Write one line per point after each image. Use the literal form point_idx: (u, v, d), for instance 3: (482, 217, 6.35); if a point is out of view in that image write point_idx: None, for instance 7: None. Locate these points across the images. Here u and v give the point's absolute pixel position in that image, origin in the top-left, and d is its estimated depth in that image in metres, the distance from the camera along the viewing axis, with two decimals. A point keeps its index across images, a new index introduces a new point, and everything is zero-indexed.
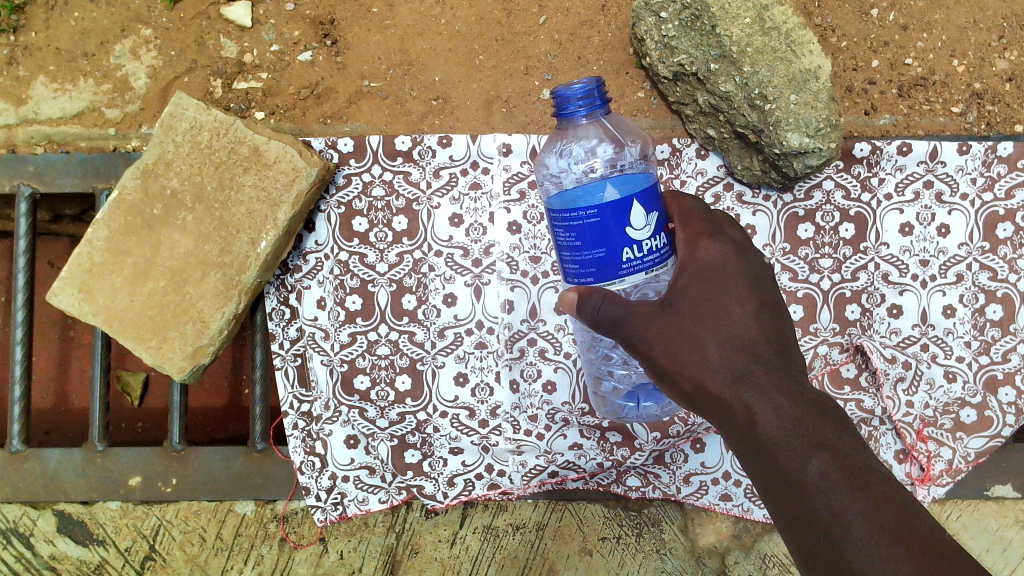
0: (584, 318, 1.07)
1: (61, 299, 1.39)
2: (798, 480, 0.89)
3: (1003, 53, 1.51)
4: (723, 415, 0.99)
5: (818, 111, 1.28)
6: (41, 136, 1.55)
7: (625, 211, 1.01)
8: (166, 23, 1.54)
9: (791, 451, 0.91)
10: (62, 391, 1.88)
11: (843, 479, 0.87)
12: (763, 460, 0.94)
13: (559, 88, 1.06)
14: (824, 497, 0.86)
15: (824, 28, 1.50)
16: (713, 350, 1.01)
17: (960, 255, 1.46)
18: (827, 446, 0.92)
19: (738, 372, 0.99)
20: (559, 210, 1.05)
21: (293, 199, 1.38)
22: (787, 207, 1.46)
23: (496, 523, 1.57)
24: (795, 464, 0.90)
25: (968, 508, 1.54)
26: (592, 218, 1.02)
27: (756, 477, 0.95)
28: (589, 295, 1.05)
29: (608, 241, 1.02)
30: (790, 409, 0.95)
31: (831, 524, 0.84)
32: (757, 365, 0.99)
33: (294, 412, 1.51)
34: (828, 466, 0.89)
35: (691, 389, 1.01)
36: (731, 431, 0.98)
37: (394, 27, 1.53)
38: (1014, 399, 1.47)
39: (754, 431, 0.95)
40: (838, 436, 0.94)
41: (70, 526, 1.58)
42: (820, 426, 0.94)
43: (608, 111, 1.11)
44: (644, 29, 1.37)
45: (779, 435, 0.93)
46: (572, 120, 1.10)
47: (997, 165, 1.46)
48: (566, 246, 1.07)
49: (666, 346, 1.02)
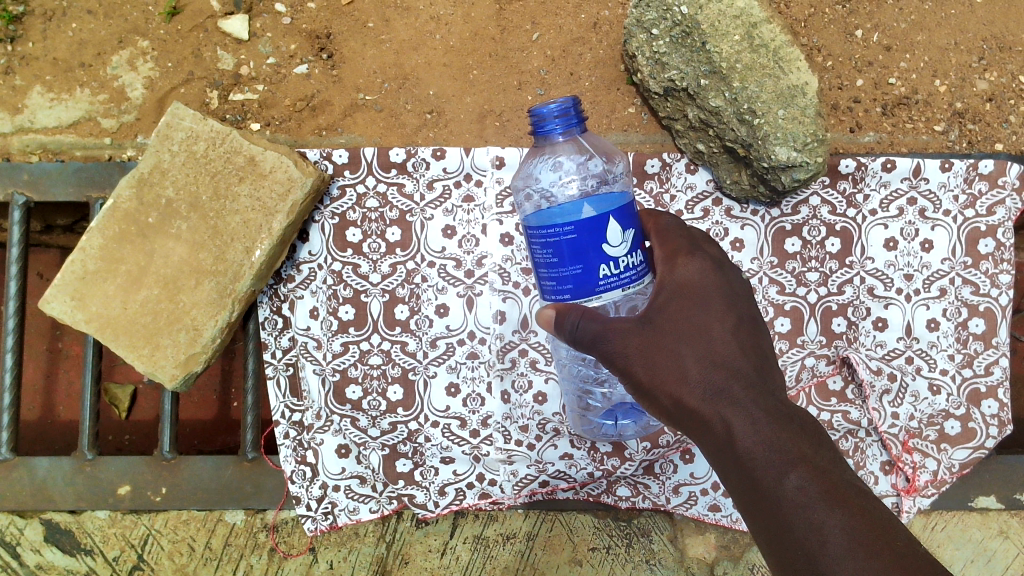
0: (563, 336, 1.08)
1: (53, 306, 1.40)
2: (776, 494, 0.90)
3: (983, 73, 1.55)
4: (702, 430, 0.99)
5: (806, 126, 1.31)
6: (37, 145, 1.57)
7: (602, 229, 1.03)
8: (163, 35, 1.56)
9: (769, 466, 0.92)
10: (50, 403, 1.87)
11: (821, 494, 0.88)
12: (741, 476, 0.94)
13: (536, 107, 1.08)
14: (801, 513, 0.88)
15: (810, 47, 1.54)
16: (692, 364, 1.02)
17: (943, 270, 1.49)
18: (804, 459, 0.93)
19: (717, 388, 1.00)
20: (536, 227, 1.07)
21: (287, 209, 1.39)
22: (774, 221, 1.49)
23: (486, 533, 1.57)
24: (772, 479, 0.91)
25: (952, 519, 1.56)
26: (569, 235, 1.03)
27: (735, 492, 0.96)
28: (566, 313, 1.07)
29: (585, 259, 1.04)
30: (768, 425, 0.96)
31: (809, 539, 0.85)
32: (736, 381, 1.01)
33: (285, 421, 1.51)
34: (805, 481, 0.90)
35: (671, 405, 1.02)
36: (710, 447, 0.99)
37: (389, 42, 1.56)
38: (997, 411, 1.50)
39: (733, 446, 0.95)
40: (817, 452, 0.95)
41: (57, 535, 1.57)
42: (799, 441, 0.95)
43: (583, 130, 1.13)
44: (636, 46, 1.41)
45: (756, 450, 0.94)
46: (550, 138, 1.12)
47: (979, 181, 1.49)
48: (544, 262, 1.09)
49: (646, 363, 1.03)
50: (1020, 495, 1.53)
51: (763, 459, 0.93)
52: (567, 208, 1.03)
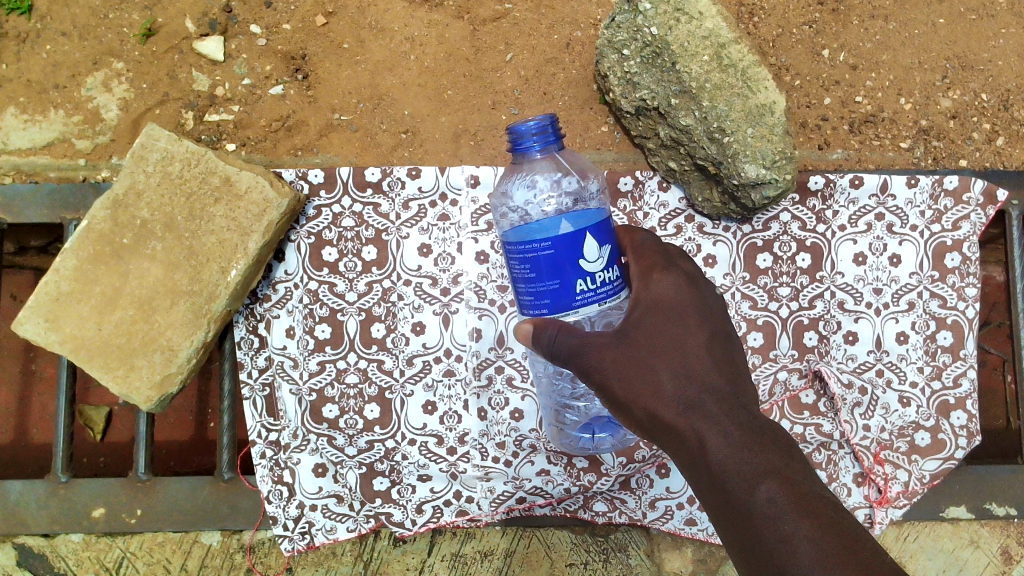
0: (541, 349, 1.10)
1: (27, 328, 1.39)
2: (748, 506, 0.91)
3: (946, 92, 1.58)
4: (677, 444, 1.01)
5: (774, 144, 1.33)
6: (9, 166, 1.56)
7: (579, 245, 1.04)
8: (138, 56, 1.57)
9: (741, 478, 0.93)
10: (23, 425, 1.85)
11: (791, 505, 0.90)
12: (715, 489, 0.95)
13: (514, 124, 1.10)
14: (771, 524, 0.89)
15: (779, 67, 1.57)
16: (667, 379, 1.03)
17: (911, 284, 1.52)
18: (775, 471, 0.94)
19: (691, 402, 1.02)
20: (515, 243, 1.08)
21: (263, 229, 1.40)
22: (746, 238, 1.51)
23: (464, 551, 1.58)
24: (744, 492, 0.92)
25: (924, 530, 1.59)
26: (547, 251, 1.04)
27: (708, 504, 0.97)
28: (544, 326, 1.09)
29: (562, 274, 1.05)
30: (741, 438, 0.97)
31: (778, 550, 0.86)
32: (709, 396, 1.02)
33: (261, 441, 1.50)
34: (776, 493, 0.91)
35: (647, 419, 1.03)
36: (685, 461, 1.00)
37: (364, 62, 1.57)
38: (966, 422, 1.53)
39: (706, 459, 0.97)
40: (788, 464, 0.96)
41: (30, 559, 1.56)
42: (769, 453, 0.97)
43: (562, 147, 1.15)
44: (608, 66, 1.43)
45: (729, 462, 0.95)
46: (527, 155, 1.13)
47: (944, 197, 1.52)
48: (522, 278, 1.10)
49: (622, 378, 1.04)
50: (990, 504, 1.55)
51: (735, 472, 0.94)
52: (545, 224, 1.04)
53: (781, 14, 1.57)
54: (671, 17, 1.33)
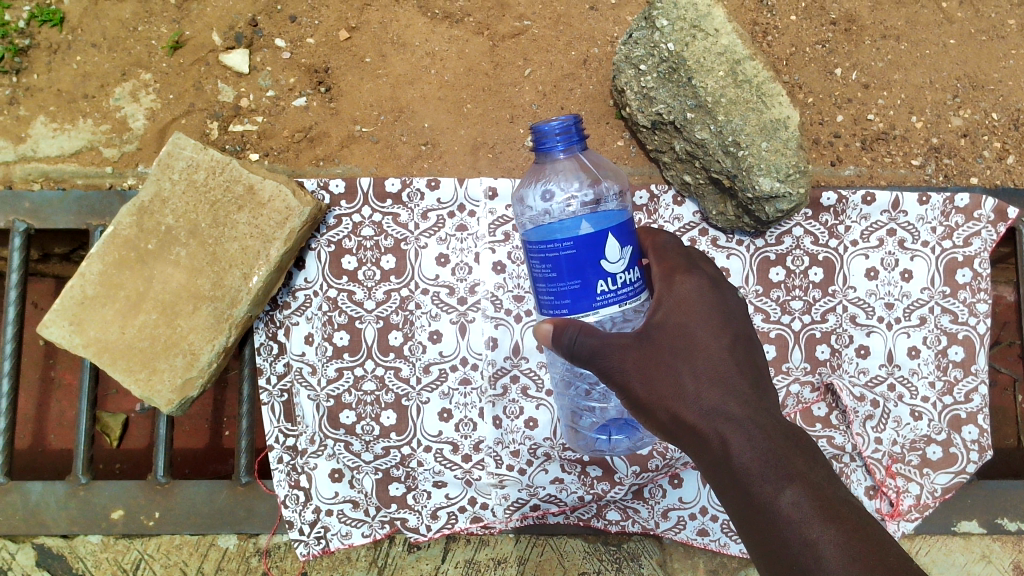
0: (561, 350, 1.11)
1: (52, 331, 1.42)
2: (772, 509, 0.93)
3: (957, 110, 1.61)
4: (699, 446, 1.02)
5: (788, 158, 1.35)
6: (39, 173, 1.60)
7: (600, 245, 1.07)
8: (165, 68, 1.60)
9: (765, 481, 0.95)
10: (41, 431, 1.88)
11: (816, 510, 0.91)
12: (737, 490, 0.97)
13: (538, 124, 1.13)
14: (796, 528, 0.90)
15: (792, 85, 1.60)
16: (689, 381, 1.04)
17: (923, 299, 1.54)
18: (800, 476, 0.95)
19: (713, 404, 1.02)
20: (536, 242, 1.11)
21: (285, 236, 1.43)
22: (759, 251, 1.53)
23: (478, 557, 1.59)
24: (769, 494, 0.94)
25: (936, 543, 1.59)
26: (568, 250, 1.07)
27: (731, 506, 0.98)
28: (565, 327, 1.11)
29: (583, 274, 1.08)
30: (765, 441, 0.98)
31: (803, 554, 0.88)
32: (732, 399, 1.03)
33: (279, 446, 1.53)
34: (800, 497, 0.93)
35: (668, 420, 1.04)
36: (706, 462, 1.02)
37: (386, 76, 1.61)
38: (977, 436, 1.54)
39: (730, 461, 0.98)
40: (812, 468, 0.97)
41: (50, 560, 1.58)
42: (794, 457, 0.98)
43: (586, 148, 1.19)
44: (624, 81, 1.46)
45: (753, 465, 0.96)
46: (552, 155, 1.17)
47: (955, 214, 1.54)
48: (543, 277, 1.13)
49: (644, 378, 1.06)
50: (1002, 519, 1.55)
51: (759, 474, 0.95)
52: (566, 224, 1.07)
53: (794, 33, 1.60)
54: (688, 34, 1.36)
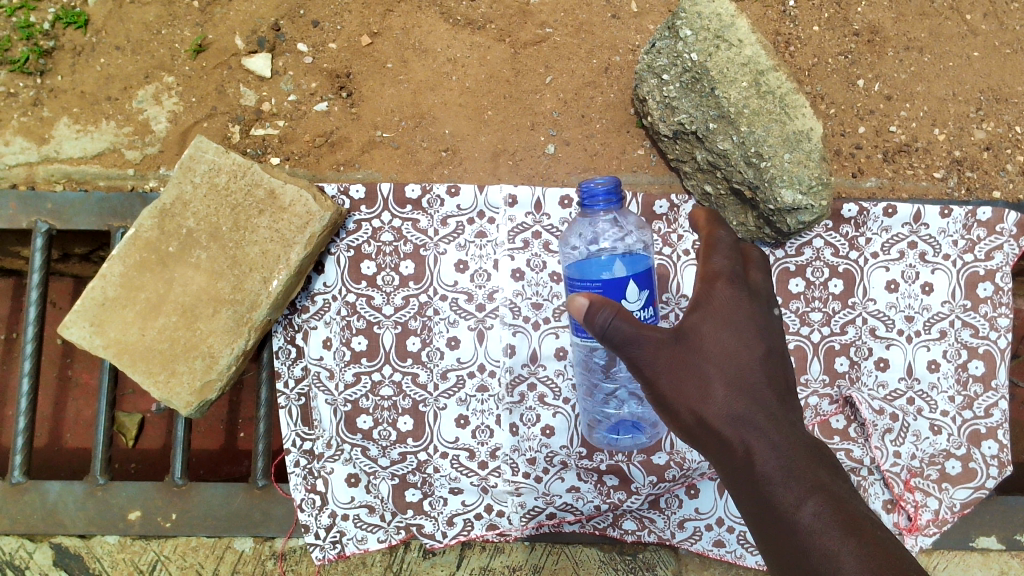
0: (592, 329, 1.07)
1: (72, 332, 1.42)
2: (791, 519, 0.93)
3: (980, 123, 1.60)
4: (721, 451, 1.03)
5: (811, 170, 1.35)
6: (62, 174, 1.61)
7: (620, 289, 1.13)
8: (188, 71, 1.61)
9: (786, 491, 0.95)
10: (57, 429, 1.89)
11: (836, 522, 0.90)
12: (757, 497, 0.98)
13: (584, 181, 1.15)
14: (815, 538, 0.89)
15: (814, 95, 1.59)
16: (719, 386, 1.04)
17: (943, 312, 1.53)
18: (821, 488, 0.95)
19: (740, 412, 1.03)
20: None
21: (305, 241, 1.43)
22: (779, 262, 1.52)
23: (492, 565, 1.60)
24: (790, 504, 0.94)
25: (954, 559, 1.59)
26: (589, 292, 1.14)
27: (747, 510, 1.00)
28: (599, 308, 1.05)
29: None
30: (790, 455, 0.99)
31: (822, 565, 0.87)
32: (759, 408, 1.03)
33: (296, 450, 1.53)
34: (821, 508, 0.92)
35: (692, 422, 1.05)
36: (726, 467, 1.03)
37: (407, 82, 1.61)
38: (997, 452, 1.53)
39: (751, 469, 0.99)
40: (833, 480, 0.98)
41: (67, 560, 1.59)
42: (816, 468, 0.99)
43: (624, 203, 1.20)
44: (647, 90, 1.46)
45: (774, 475, 0.97)
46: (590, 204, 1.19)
47: (977, 228, 1.53)
48: None
49: (672, 377, 1.05)
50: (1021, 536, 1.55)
51: (780, 484, 0.96)
52: None
53: (817, 44, 1.59)
54: (711, 44, 1.36)
